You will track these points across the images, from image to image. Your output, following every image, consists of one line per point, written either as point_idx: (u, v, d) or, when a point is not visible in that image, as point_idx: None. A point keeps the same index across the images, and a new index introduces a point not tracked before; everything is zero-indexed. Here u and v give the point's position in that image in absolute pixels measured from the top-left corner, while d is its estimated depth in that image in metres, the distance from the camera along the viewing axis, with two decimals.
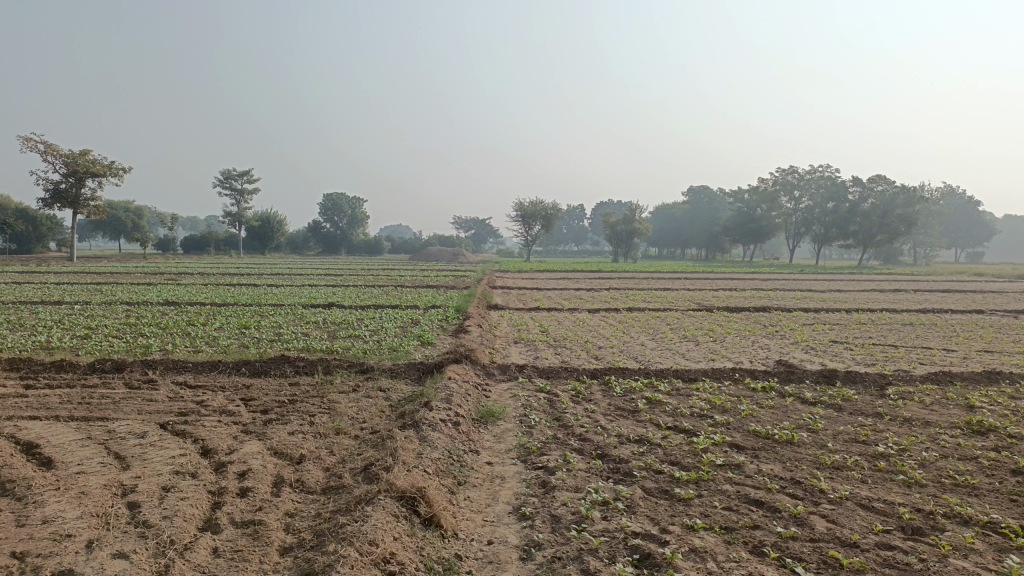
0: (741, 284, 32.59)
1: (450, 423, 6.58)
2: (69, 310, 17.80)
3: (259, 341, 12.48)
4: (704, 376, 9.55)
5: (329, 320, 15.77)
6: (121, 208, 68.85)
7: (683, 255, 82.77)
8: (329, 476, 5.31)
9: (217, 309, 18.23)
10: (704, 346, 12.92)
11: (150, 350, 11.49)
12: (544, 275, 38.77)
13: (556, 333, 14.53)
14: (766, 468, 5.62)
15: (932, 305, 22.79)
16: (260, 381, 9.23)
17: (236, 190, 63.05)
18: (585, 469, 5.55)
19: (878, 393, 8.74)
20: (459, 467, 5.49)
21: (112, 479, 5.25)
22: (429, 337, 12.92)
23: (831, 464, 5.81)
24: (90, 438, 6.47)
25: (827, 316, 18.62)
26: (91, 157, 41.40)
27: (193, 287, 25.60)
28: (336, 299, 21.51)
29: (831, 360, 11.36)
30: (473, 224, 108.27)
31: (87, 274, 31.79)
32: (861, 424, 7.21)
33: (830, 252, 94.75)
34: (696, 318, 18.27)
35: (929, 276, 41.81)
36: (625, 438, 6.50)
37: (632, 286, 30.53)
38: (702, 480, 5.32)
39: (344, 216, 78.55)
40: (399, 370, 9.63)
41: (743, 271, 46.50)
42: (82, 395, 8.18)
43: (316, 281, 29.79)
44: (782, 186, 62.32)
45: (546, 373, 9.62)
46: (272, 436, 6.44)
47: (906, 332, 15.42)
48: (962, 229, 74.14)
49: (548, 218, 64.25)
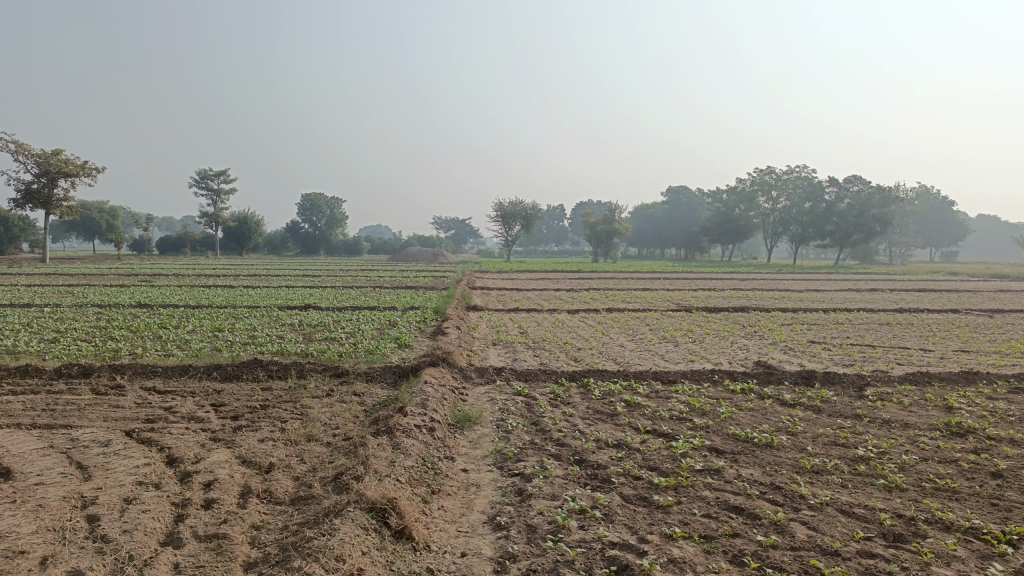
0: (720, 284, 32.65)
1: (425, 428, 6.44)
2: (39, 313, 17.42)
3: (232, 345, 12.25)
4: (684, 378, 9.46)
5: (306, 322, 15.54)
6: (95, 208, 67.87)
7: (663, 256, 83.10)
8: (299, 485, 5.15)
9: (191, 311, 17.92)
10: (684, 347, 12.88)
11: (120, 354, 11.23)
12: (523, 276, 38.70)
13: (535, 334, 14.42)
14: (745, 473, 5.53)
15: (907, 305, 22.99)
16: (232, 386, 9.02)
17: (213, 190, 62.38)
18: (562, 476, 5.43)
19: (857, 395, 8.71)
20: (433, 475, 5.35)
21: (72, 491, 5.05)
22: (406, 339, 12.77)
23: (811, 468, 5.73)
24: (52, 447, 6.26)
25: (805, 316, 18.66)
26: (64, 156, 40.72)
27: (168, 289, 25.24)
28: (313, 300, 21.27)
29: (810, 360, 11.34)
30: (454, 224, 108.00)
31: (60, 276, 31.23)
32: (840, 426, 7.16)
33: (807, 251, 95.46)
34: (676, 318, 18.22)
35: (905, 275, 42.13)
36: (604, 442, 6.39)
37: (612, 287, 30.47)
38: (681, 487, 5.22)
39: (322, 215, 77.90)
40: (375, 374, 9.46)
41: (722, 270, 46.57)
42: (46, 402, 7.94)
43: (293, 282, 29.45)
44: (760, 186, 62.36)
45: (524, 376, 9.49)
46: (242, 443, 6.27)
47: (883, 332, 15.48)
48: (937, 229, 75.05)
49: (529, 218, 64.14)
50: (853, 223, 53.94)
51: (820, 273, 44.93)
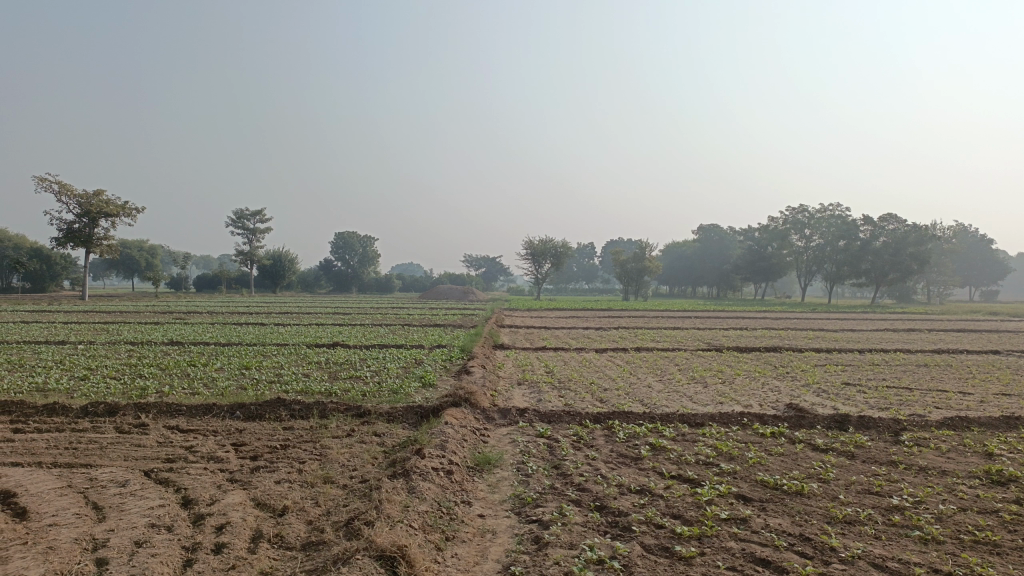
0: (752, 323, 32.20)
1: (442, 471, 6.32)
2: (72, 350, 17.65)
3: (257, 383, 12.25)
4: (712, 421, 9.20)
5: (332, 361, 15.55)
6: (134, 247, 69.37)
7: (695, 294, 82.43)
8: (311, 530, 5.06)
9: (220, 349, 18.04)
10: (713, 388, 12.60)
11: (146, 392, 11.27)
12: (552, 314, 38.60)
13: (561, 374, 14.24)
14: (773, 523, 5.32)
15: (946, 345, 22.38)
16: (254, 425, 8.99)
17: (248, 230, 63.45)
18: (581, 523, 5.26)
19: (892, 440, 8.41)
20: (448, 521, 5.22)
21: (84, 533, 5.00)
22: (430, 378, 12.66)
23: (844, 518, 5.50)
24: (71, 487, 6.24)
25: (839, 357, 18.22)
26: (105, 197, 41.78)
27: (200, 327, 25.49)
28: (341, 339, 21.29)
29: (844, 403, 10.99)
30: (485, 263, 108.28)
31: (96, 313, 31.75)
32: (874, 473, 6.89)
33: (842, 289, 94.10)
34: (705, 358, 17.92)
35: (943, 315, 41.22)
36: (626, 488, 6.21)
37: (642, 325, 30.17)
38: (705, 536, 5.02)
39: (355, 254, 78.73)
40: (397, 414, 9.37)
41: (755, 309, 45.94)
42: (69, 440, 7.95)
43: (323, 320, 29.67)
44: (793, 224, 61.85)
45: (548, 417, 9.32)
46: (258, 485, 6.19)
47: (920, 374, 15.05)
48: (977, 267, 73.58)
49: (559, 256, 64.10)
50: (890, 261, 53.06)
51: (855, 312, 44.17)
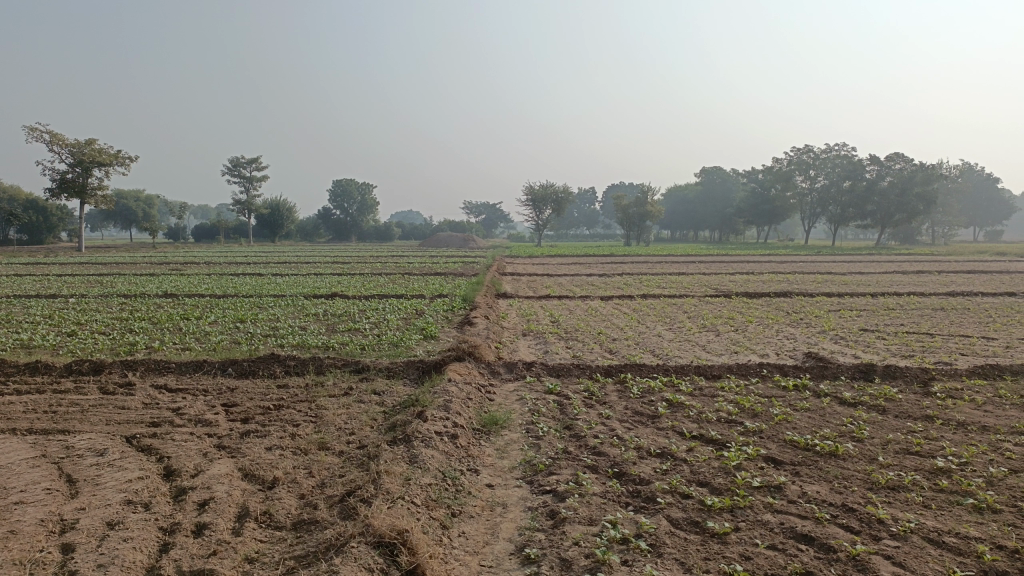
0: (758, 267, 31.63)
1: (447, 436, 5.83)
2: (63, 304, 17.15)
3: (252, 337, 11.78)
4: (729, 373, 8.72)
5: (331, 312, 15.03)
6: (131, 198, 68.55)
7: (697, 238, 81.94)
8: (303, 505, 4.58)
9: (215, 301, 17.56)
10: (726, 336, 12.13)
11: (135, 349, 10.77)
12: (554, 260, 38.32)
13: (567, 324, 13.75)
14: (811, 491, 4.83)
15: (958, 287, 21.84)
16: (247, 383, 8.51)
17: (245, 178, 62.45)
18: (600, 494, 4.77)
19: (923, 392, 7.92)
20: (454, 494, 4.74)
21: (52, 513, 4.51)
22: (432, 330, 12.16)
23: (886, 483, 5.02)
24: (45, 457, 5.75)
25: (852, 301, 17.69)
26: (97, 146, 40.83)
27: (197, 277, 24.99)
28: (340, 289, 20.74)
29: (866, 351, 10.50)
30: (484, 209, 107.25)
31: (92, 265, 31.19)
32: (910, 430, 6.41)
33: (846, 233, 93.10)
34: (715, 304, 17.39)
35: (949, 255, 40.71)
36: (646, 451, 5.70)
37: (647, 271, 29.57)
38: (739, 508, 4.53)
39: (353, 202, 77.50)
40: (397, 369, 8.89)
41: (759, 253, 45.43)
42: (48, 403, 7.46)
43: (323, 269, 29.06)
44: (797, 165, 60.50)
45: (556, 370, 8.84)
46: (247, 453, 5.70)
47: (940, 318, 14.53)
48: (982, 207, 72.72)
49: (559, 201, 63.11)
50: (895, 202, 52.18)
51: (861, 254, 43.42)
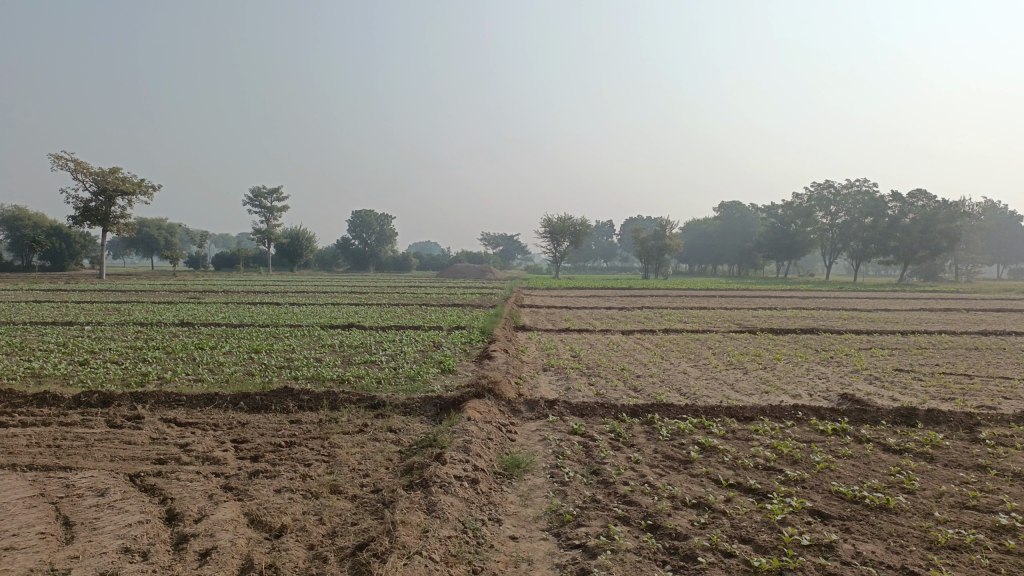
0: (779, 303, 31.11)
1: (467, 481, 5.48)
2: (78, 331, 16.96)
3: (265, 369, 11.47)
4: (763, 415, 8.29)
5: (347, 344, 14.71)
6: (153, 226, 69.17)
7: (714, 273, 81.33)
8: (311, 558, 4.23)
9: (231, 331, 17.30)
10: (754, 375, 11.70)
11: (146, 379, 10.49)
12: (572, 292, 38.05)
13: (589, 359, 13.38)
14: (865, 551, 4.43)
15: (989, 327, 21.22)
16: (259, 418, 8.19)
17: (265, 208, 62.84)
18: (634, 551, 4.38)
19: (970, 438, 7.47)
20: (476, 548, 4.37)
21: (43, 561, 4.18)
22: (450, 364, 11.83)
23: (946, 542, 4.59)
24: (43, 496, 5.44)
25: (882, 340, 17.13)
26: (121, 175, 41.16)
27: (214, 306, 24.91)
28: (357, 319, 20.50)
29: (903, 393, 10.03)
30: (502, 241, 107.44)
31: (111, 292, 31.19)
32: (963, 481, 5.97)
33: (867, 270, 92.24)
34: (740, 340, 16.91)
35: (975, 294, 40.00)
36: (681, 501, 5.30)
37: (667, 305, 29.11)
38: (788, 571, 4.13)
39: (373, 233, 77.78)
40: (414, 406, 8.54)
41: (781, 288, 44.82)
42: (52, 437, 7.17)
43: (340, 299, 28.83)
44: (818, 201, 60.21)
45: (580, 410, 8.44)
46: (254, 496, 5.37)
47: (975, 358, 14.03)
48: (1006, 245, 71.71)
49: (577, 234, 62.85)
50: (918, 239, 51.43)
51: (884, 291, 42.69)
